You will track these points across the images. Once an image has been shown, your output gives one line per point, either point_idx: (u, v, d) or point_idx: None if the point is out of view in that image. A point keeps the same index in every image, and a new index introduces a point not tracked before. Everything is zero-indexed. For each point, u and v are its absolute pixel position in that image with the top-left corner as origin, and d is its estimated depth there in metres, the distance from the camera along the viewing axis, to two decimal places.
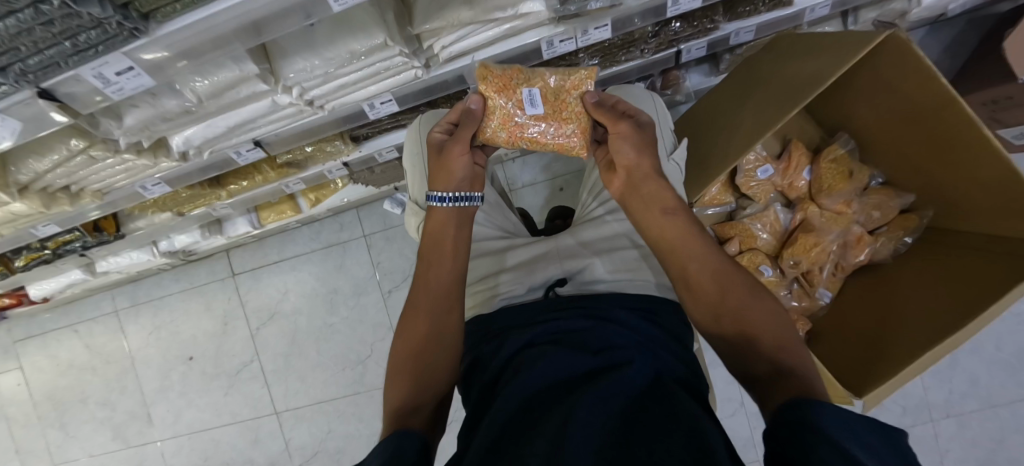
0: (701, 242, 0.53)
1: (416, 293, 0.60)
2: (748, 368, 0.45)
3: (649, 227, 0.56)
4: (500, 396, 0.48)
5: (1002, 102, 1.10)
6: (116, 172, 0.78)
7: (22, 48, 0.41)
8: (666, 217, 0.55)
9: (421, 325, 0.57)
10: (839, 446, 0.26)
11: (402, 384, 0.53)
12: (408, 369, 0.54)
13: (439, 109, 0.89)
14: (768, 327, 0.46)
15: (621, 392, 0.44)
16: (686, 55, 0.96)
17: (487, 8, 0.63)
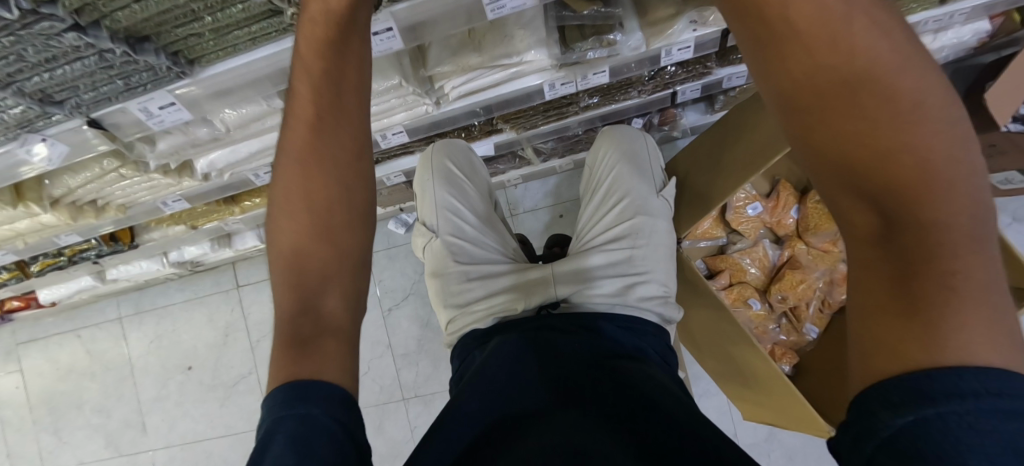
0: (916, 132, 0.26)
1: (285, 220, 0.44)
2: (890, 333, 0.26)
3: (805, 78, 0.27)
4: (501, 410, 0.53)
5: (987, 149, 1.16)
6: (141, 189, 0.83)
7: (81, 86, 0.47)
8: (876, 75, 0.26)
9: (302, 244, 0.43)
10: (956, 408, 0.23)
11: (285, 322, 0.42)
12: (288, 314, 0.42)
13: (454, 140, 0.94)
14: (959, 218, 0.25)
15: (613, 391, 0.53)
16: (681, 96, 1.02)
17: (495, 55, 0.69)
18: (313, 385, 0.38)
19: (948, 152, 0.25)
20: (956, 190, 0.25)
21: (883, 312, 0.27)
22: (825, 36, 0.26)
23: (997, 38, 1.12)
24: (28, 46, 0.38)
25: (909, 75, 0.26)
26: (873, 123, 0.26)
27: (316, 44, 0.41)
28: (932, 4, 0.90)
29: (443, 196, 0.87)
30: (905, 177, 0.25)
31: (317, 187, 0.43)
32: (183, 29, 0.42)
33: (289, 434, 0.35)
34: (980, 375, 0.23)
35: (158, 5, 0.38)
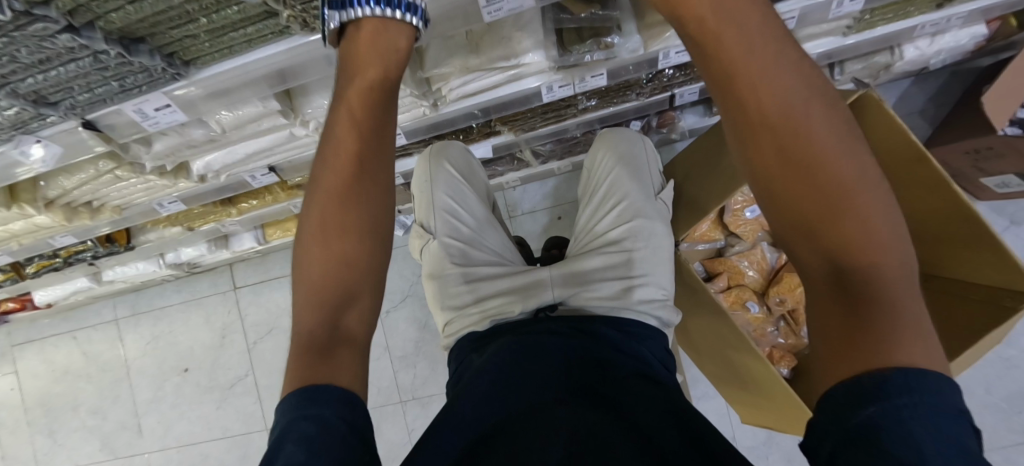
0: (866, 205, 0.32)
1: (311, 246, 0.47)
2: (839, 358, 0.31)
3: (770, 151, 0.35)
4: (499, 412, 0.53)
5: (984, 152, 1.17)
6: (137, 190, 0.83)
7: (76, 88, 0.46)
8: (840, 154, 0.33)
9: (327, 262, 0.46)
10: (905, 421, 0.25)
11: (303, 331, 0.44)
12: (308, 332, 0.43)
13: (451, 141, 0.94)
14: (892, 269, 0.31)
15: (617, 398, 0.52)
16: (679, 99, 1.02)
17: (492, 58, 0.68)
18: (322, 387, 0.39)
19: (883, 217, 0.32)
20: (890, 249, 0.32)
21: (840, 339, 0.31)
22: (788, 122, 0.33)
23: (994, 42, 1.13)
24: (22, 47, 0.38)
25: (849, 154, 0.33)
26: (827, 188, 0.32)
27: (365, 98, 0.47)
28: (929, 8, 0.91)
29: (441, 198, 0.87)
30: (846, 232, 0.32)
31: (347, 219, 0.47)
32: (179, 31, 0.42)
33: (302, 435, 0.35)
34: (923, 386, 0.27)
35: (153, 6, 0.37)
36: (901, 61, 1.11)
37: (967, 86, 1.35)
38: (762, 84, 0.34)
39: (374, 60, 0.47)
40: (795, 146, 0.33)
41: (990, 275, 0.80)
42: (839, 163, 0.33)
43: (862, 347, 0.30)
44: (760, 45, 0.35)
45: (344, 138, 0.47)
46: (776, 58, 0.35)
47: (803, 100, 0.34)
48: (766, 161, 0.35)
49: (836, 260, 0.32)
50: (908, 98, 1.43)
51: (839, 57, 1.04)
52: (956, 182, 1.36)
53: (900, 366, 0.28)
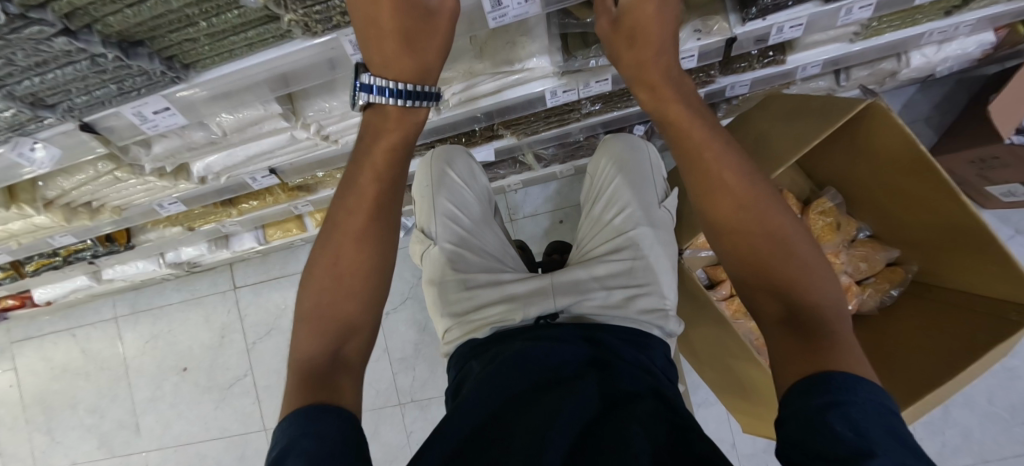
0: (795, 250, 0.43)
1: (315, 277, 0.47)
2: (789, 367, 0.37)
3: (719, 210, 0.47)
4: (494, 422, 0.52)
5: (990, 162, 1.16)
6: (137, 191, 0.82)
7: (74, 90, 0.46)
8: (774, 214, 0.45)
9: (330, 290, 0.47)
10: (844, 414, 0.29)
11: (303, 354, 0.44)
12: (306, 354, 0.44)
13: (452, 145, 0.93)
14: (823, 303, 0.40)
15: (625, 410, 0.50)
16: None
17: (496, 62, 0.68)
18: (322, 407, 0.38)
19: (811, 267, 0.42)
20: (818, 289, 0.41)
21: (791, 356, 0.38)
22: (736, 193, 0.47)
23: (1002, 50, 1.12)
24: (19, 50, 0.37)
25: (785, 221, 0.45)
26: (760, 241, 0.44)
27: (385, 153, 0.49)
28: (937, 16, 0.90)
29: (442, 203, 0.86)
30: (785, 273, 0.42)
31: (352, 259, 0.48)
32: (178, 34, 0.41)
33: (300, 451, 0.33)
34: (860, 387, 0.31)
35: (152, 10, 0.37)
36: (907, 68, 1.10)
37: (973, 94, 1.34)
38: (713, 163, 0.48)
39: (396, 128, 0.49)
40: (743, 212, 0.46)
41: (1003, 287, 0.77)
42: (774, 224, 0.45)
43: (807, 355, 0.36)
44: (714, 138, 0.49)
45: (363, 183, 0.49)
46: (727, 149, 0.49)
47: (748, 182, 0.47)
48: (724, 217, 0.46)
49: (785, 299, 0.41)
50: (913, 106, 1.42)
51: (844, 63, 1.04)
52: (961, 190, 1.35)
53: (844, 371, 0.33)
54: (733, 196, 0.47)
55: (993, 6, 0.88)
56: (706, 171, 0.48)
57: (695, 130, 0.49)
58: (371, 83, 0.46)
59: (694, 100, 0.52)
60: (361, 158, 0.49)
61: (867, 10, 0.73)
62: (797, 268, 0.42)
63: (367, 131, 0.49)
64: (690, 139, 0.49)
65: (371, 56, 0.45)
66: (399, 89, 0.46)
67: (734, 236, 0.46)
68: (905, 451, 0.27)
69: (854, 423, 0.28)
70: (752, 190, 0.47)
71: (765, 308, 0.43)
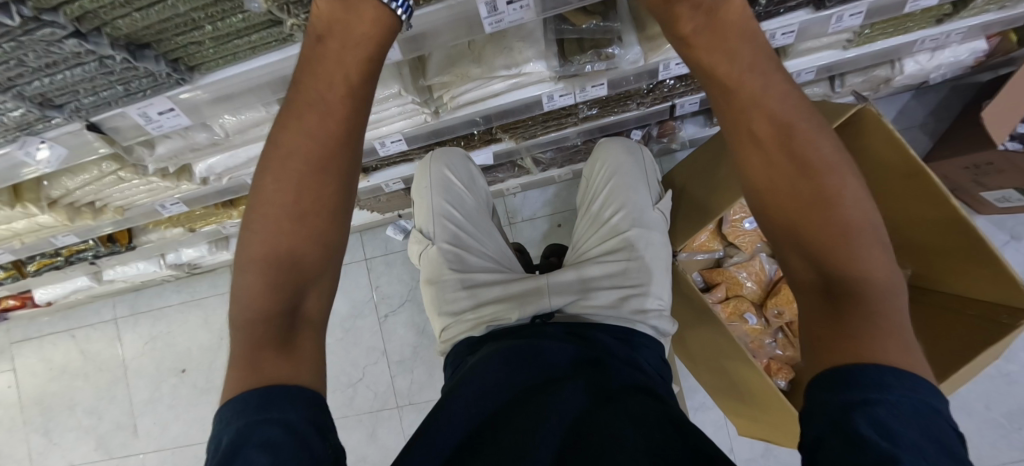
0: (854, 219, 0.34)
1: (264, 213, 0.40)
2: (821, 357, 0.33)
3: (758, 174, 0.37)
4: (487, 418, 0.52)
5: (984, 168, 1.18)
6: (140, 192, 0.84)
7: (82, 91, 0.47)
8: (831, 177, 0.35)
9: (279, 232, 0.40)
10: (870, 414, 0.27)
11: (253, 313, 0.38)
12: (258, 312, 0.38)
13: (451, 147, 0.93)
14: (881, 279, 0.33)
15: (617, 410, 0.50)
16: (679, 109, 1.04)
17: (494, 66, 0.69)
18: (284, 389, 0.35)
19: (864, 229, 0.34)
20: (874, 261, 0.33)
21: (824, 337, 0.33)
22: (776, 140, 0.36)
23: (994, 58, 1.15)
24: (30, 52, 0.39)
25: (843, 173, 0.35)
26: (806, 201, 0.35)
27: (350, 64, 0.39)
28: (928, 25, 0.92)
29: (440, 204, 0.87)
30: (838, 240, 0.34)
31: (313, 187, 0.40)
32: (184, 37, 0.43)
33: (263, 439, 0.32)
34: (893, 380, 0.28)
35: (159, 14, 0.38)
36: (900, 75, 1.12)
37: (966, 101, 1.36)
38: (758, 112, 0.36)
39: (367, 33, 0.39)
40: (790, 166, 0.35)
41: (993, 290, 0.78)
42: (829, 177, 0.35)
43: (840, 340, 0.32)
44: (759, 73, 0.36)
45: (318, 94, 0.40)
46: (772, 78, 0.36)
47: (798, 122, 0.36)
48: (763, 176, 0.37)
49: (827, 278, 0.34)
50: (908, 112, 1.43)
51: (839, 70, 1.05)
52: (957, 196, 1.37)
53: (880, 360, 0.30)
54: (774, 143, 0.36)
55: (984, 14, 0.89)
56: (741, 113, 0.36)
57: (733, 59, 0.36)
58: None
59: (731, 12, 0.36)
60: (315, 61, 0.40)
61: (857, 18, 0.74)
62: (854, 242, 0.33)
63: (320, 32, 0.39)
64: (722, 74, 0.37)
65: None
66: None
67: (772, 192, 0.37)
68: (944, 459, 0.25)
69: (880, 423, 0.26)
70: (803, 136, 0.36)
71: (798, 274, 0.36)
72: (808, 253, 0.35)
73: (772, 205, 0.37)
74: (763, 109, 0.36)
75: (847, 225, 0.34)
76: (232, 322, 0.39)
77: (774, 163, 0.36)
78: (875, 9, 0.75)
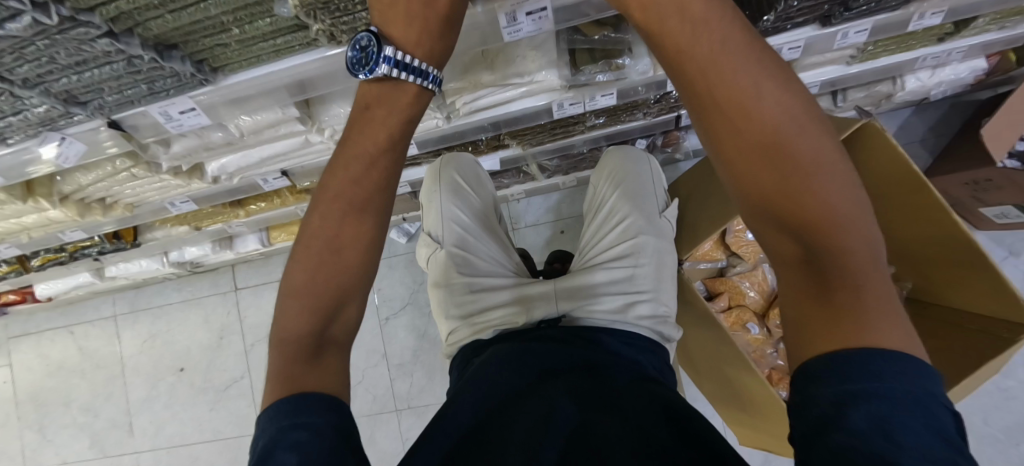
0: (834, 184, 0.30)
1: (303, 253, 0.42)
2: (807, 335, 0.30)
3: (728, 146, 0.32)
4: (496, 417, 0.52)
5: (983, 184, 1.20)
6: (150, 190, 0.84)
7: (107, 89, 0.48)
8: (809, 140, 0.30)
9: (320, 274, 0.41)
10: (871, 407, 0.25)
11: (287, 336, 0.41)
12: (296, 335, 0.40)
13: (460, 153, 0.94)
14: (862, 249, 0.29)
15: (619, 406, 0.51)
16: (685, 119, 1.06)
17: (506, 74, 0.70)
18: (312, 395, 0.37)
19: (845, 195, 0.30)
20: (858, 231, 0.30)
21: (808, 320, 0.30)
22: (741, 103, 0.30)
23: (994, 76, 1.17)
24: (62, 50, 0.40)
25: (817, 132, 0.31)
26: (782, 168, 0.30)
27: (394, 125, 0.42)
28: (930, 43, 0.94)
29: (449, 208, 0.88)
30: (819, 211, 0.29)
31: (351, 231, 0.42)
32: (211, 40, 0.44)
33: (291, 444, 0.34)
34: (887, 365, 0.26)
35: (191, 17, 0.39)
36: (902, 91, 1.15)
37: (966, 118, 1.38)
38: (724, 78, 0.31)
39: (408, 104, 0.42)
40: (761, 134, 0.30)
41: (994, 306, 0.79)
42: (804, 142, 0.30)
43: (831, 326, 0.29)
44: (713, 35, 0.31)
45: (358, 155, 0.41)
46: (727, 37, 0.31)
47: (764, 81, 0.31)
48: (734, 148, 0.32)
49: (808, 257, 0.30)
50: (908, 128, 1.45)
51: (842, 85, 1.08)
52: (955, 211, 1.39)
53: (868, 338, 0.27)
54: (738, 105, 0.30)
55: (985, 33, 0.92)
56: (697, 76, 0.32)
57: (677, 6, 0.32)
58: (397, 57, 0.39)
59: None
60: (359, 127, 0.42)
61: (862, 35, 0.76)
62: (834, 207, 0.29)
63: (369, 101, 0.42)
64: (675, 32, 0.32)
65: (406, 33, 0.40)
66: (426, 67, 0.41)
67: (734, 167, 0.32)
68: (944, 450, 0.23)
69: (884, 417, 0.25)
70: (769, 94, 0.30)
71: (781, 249, 0.32)
72: (786, 227, 0.31)
73: (745, 177, 0.32)
74: (719, 81, 0.31)
75: (826, 194, 0.29)
76: (270, 341, 0.42)
77: (741, 134, 0.31)
78: (879, 27, 0.77)
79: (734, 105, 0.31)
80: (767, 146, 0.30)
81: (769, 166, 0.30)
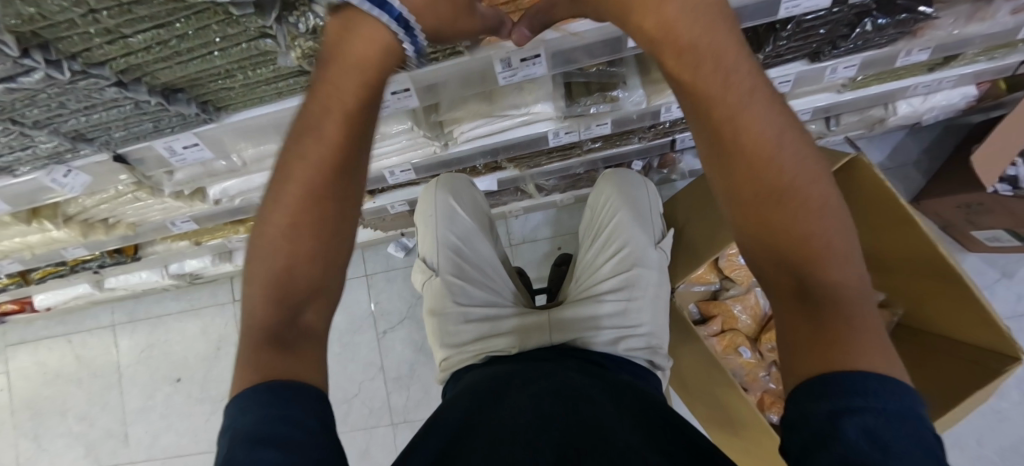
0: (831, 223, 0.33)
1: (267, 238, 0.41)
2: (799, 361, 0.31)
3: (741, 185, 0.35)
4: (476, 428, 0.52)
5: (975, 208, 1.21)
6: (153, 211, 0.86)
7: (114, 128, 0.49)
8: (811, 182, 0.33)
9: (282, 257, 0.41)
10: (863, 417, 0.26)
11: (253, 323, 0.40)
12: (256, 319, 0.40)
13: (458, 176, 0.96)
14: (852, 284, 0.32)
15: (604, 406, 0.54)
16: (680, 143, 1.08)
17: (503, 106, 0.72)
18: (292, 386, 0.36)
19: (840, 234, 0.33)
20: (847, 266, 0.33)
21: (807, 344, 0.31)
22: (758, 143, 0.33)
23: (985, 102, 1.19)
24: (72, 97, 0.41)
25: (819, 173, 0.34)
26: (788, 205, 0.33)
27: (356, 102, 0.40)
28: (921, 71, 0.95)
29: (444, 235, 0.89)
30: (816, 247, 0.32)
31: (320, 212, 0.41)
32: (217, 84, 0.46)
33: (267, 437, 0.32)
34: (876, 384, 0.27)
35: (197, 67, 0.41)
36: (894, 115, 1.16)
37: (959, 141, 1.40)
38: (743, 115, 0.33)
39: (374, 61, 0.38)
40: (773, 173, 0.33)
41: (982, 336, 0.80)
42: (810, 184, 0.33)
43: (825, 350, 0.30)
44: (737, 74, 0.34)
45: (319, 133, 0.40)
46: (754, 81, 0.34)
47: (779, 124, 0.34)
48: (749, 185, 0.34)
49: (806, 287, 0.33)
50: (903, 149, 1.47)
51: (836, 111, 1.09)
52: (949, 232, 1.40)
53: (859, 363, 0.29)
54: (758, 145, 0.33)
55: (974, 64, 0.94)
56: (719, 116, 0.34)
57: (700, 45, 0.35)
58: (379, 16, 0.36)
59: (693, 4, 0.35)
60: (320, 103, 0.40)
61: (851, 70, 0.78)
62: (829, 244, 0.32)
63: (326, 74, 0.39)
64: (698, 74, 0.35)
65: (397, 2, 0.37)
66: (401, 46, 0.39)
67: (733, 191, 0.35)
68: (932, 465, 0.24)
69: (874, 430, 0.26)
70: (783, 136, 0.34)
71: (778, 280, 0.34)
72: (785, 262, 0.33)
73: (753, 214, 0.34)
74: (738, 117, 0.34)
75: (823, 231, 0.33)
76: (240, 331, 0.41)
77: (755, 172, 0.34)
78: (868, 62, 0.79)
79: (752, 141, 0.33)
80: (778, 184, 0.33)
81: (777, 202, 0.33)
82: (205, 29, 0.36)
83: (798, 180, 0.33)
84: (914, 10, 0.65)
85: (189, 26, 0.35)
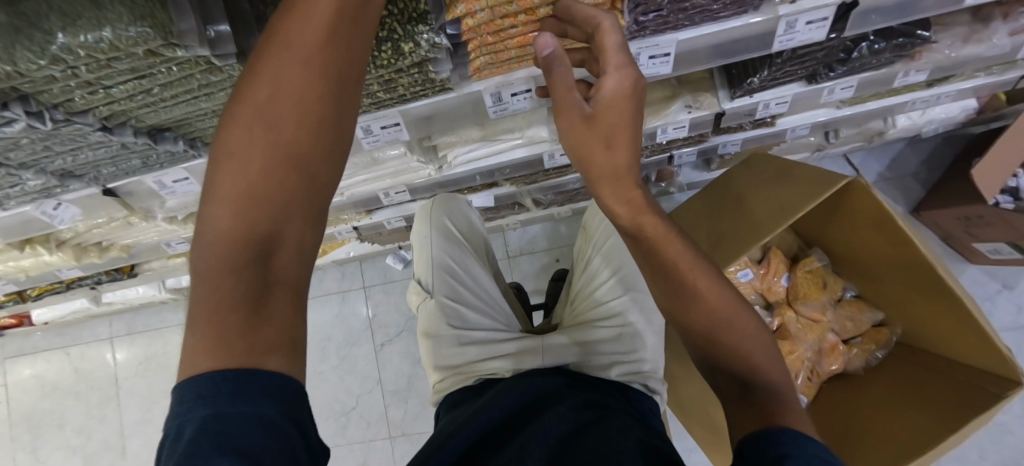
0: (750, 332, 0.41)
1: (226, 178, 0.30)
2: (740, 428, 0.36)
3: (690, 324, 0.42)
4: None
5: (976, 220, 1.21)
6: (147, 233, 0.85)
7: (102, 166, 0.49)
8: (729, 307, 0.41)
9: (251, 200, 0.30)
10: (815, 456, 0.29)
11: (213, 289, 0.29)
12: (218, 287, 0.29)
13: (454, 196, 0.96)
14: (769, 373, 0.40)
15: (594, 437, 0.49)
16: (677, 160, 1.08)
17: (497, 130, 0.73)
18: (245, 372, 0.26)
19: (755, 340, 0.41)
20: (765, 359, 0.40)
21: (752, 418, 0.36)
22: (686, 290, 0.41)
23: (984, 114, 1.18)
24: (57, 141, 0.41)
25: (732, 302, 0.42)
26: (716, 331, 0.41)
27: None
28: (920, 87, 0.95)
29: (439, 256, 0.89)
30: (739, 355, 0.40)
31: (302, 138, 0.30)
32: (204, 123, 0.45)
33: (225, 433, 0.25)
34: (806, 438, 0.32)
35: (183, 109, 0.41)
36: (893, 128, 1.16)
37: (959, 152, 1.39)
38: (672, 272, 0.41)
39: None
40: (702, 310, 0.41)
41: (984, 358, 0.79)
42: (727, 312, 0.41)
43: (761, 418, 0.35)
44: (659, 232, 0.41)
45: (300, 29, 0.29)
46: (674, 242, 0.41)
47: (697, 270, 0.42)
48: (692, 317, 0.41)
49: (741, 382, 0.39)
50: (902, 160, 1.46)
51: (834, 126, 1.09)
52: (949, 244, 1.39)
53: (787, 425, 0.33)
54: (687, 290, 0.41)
55: (971, 79, 0.94)
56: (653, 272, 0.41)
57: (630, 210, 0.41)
58: None
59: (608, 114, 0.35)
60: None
61: (849, 91, 0.78)
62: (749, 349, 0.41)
63: None
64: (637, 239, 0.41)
65: None
66: None
67: (663, 289, 0.42)
68: None
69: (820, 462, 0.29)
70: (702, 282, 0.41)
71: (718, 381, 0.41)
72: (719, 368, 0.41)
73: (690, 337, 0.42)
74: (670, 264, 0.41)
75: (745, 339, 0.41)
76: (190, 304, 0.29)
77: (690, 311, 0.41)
78: (865, 83, 0.78)
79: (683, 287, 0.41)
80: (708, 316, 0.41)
81: (708, 330, 0.41)
82: (188, 77, 0.36)
83: (719, 310, 0.41)
84: (910, 34, 0.66)
85: (171, 75, 0.35)
